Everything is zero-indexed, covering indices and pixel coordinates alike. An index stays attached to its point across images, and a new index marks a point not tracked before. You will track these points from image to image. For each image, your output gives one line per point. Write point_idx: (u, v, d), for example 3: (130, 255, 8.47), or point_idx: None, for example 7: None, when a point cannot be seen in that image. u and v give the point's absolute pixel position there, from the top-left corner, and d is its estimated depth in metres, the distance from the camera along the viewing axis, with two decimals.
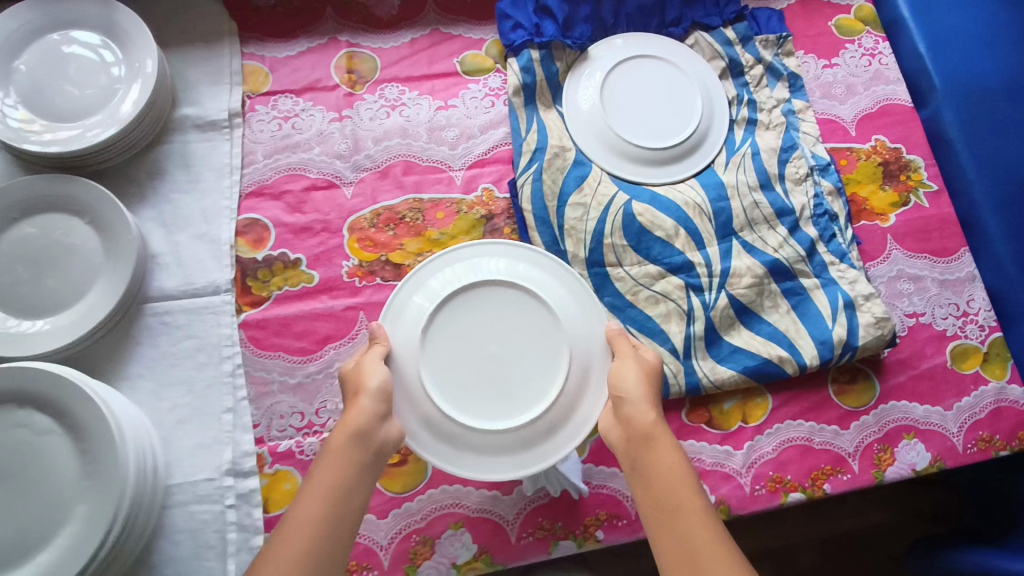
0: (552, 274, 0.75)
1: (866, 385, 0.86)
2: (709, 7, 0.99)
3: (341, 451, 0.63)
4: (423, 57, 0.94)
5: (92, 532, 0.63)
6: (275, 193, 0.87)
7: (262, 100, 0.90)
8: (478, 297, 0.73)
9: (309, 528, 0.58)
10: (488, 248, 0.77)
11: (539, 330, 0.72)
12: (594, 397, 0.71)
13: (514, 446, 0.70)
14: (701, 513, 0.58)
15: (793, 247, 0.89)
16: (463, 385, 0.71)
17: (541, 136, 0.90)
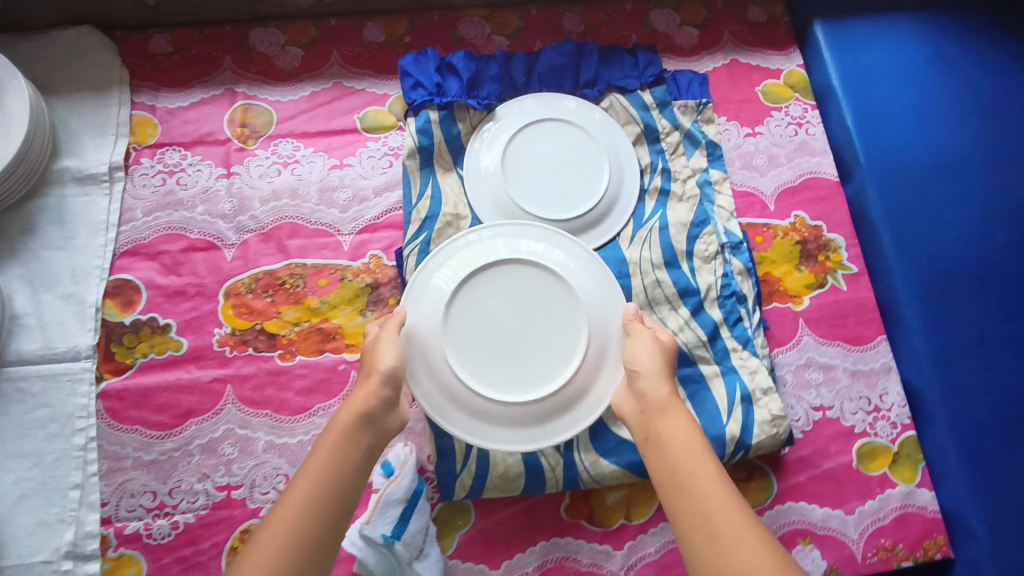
0: (566, 257, 0.79)
1: (763, 484, 0.82)
2: (628, 69, 0.94)
3: (343, 429, 0.63)
4: (321, 112, 0.91)
5: None
6: (151, 253, 0.84)
7: (149, 152, 0.87)
8: (495, 281, 0.77)
9: (304, 505, 0.57)
10: (506, 230, 0.80)
11: (555, 312, 0.76)
12: (608, 373, 0.75)
13: (532, 420, 0.74)
14: (716, 481, 0.58)
15: (693, 330, 0.84)
16: (487, 362, 0.74)
17: (433, 204, 0.85)
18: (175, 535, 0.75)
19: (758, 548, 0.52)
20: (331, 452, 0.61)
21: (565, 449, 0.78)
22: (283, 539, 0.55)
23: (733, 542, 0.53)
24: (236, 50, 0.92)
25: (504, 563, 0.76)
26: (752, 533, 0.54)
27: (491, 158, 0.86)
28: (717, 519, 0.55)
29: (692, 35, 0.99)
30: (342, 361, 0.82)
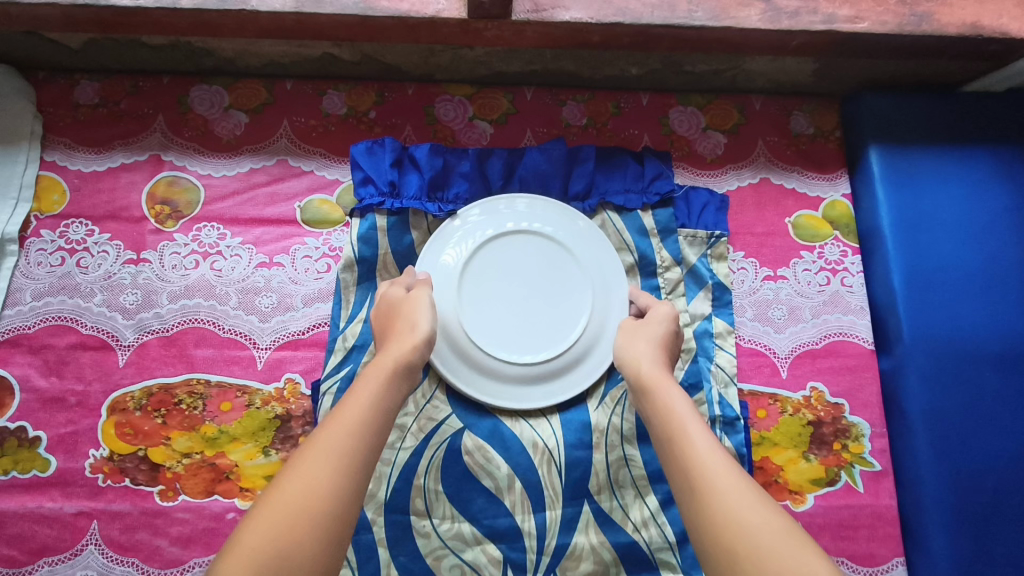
0: (585, 239, 0.75)
1: None
2: (629, 180, 0.79)
3: (372, 374, 0.56)
4: (260, 195, 0.78)
5: None
6: (33, 346, 0.71)
7: (52, 223, 0.75)
8: (507, 248, 0.74)
9: (324, 444, 0.48)
10: (526, 199, 0.76)
11: (564, 273, 0.74)
12: (601, 354, 0.72)
13: (537, 380, 0.71)
14: (707, 436, 0.51)
15: (660, 528, 0.68)
16: (509, 328, 0.72)
17: (366, 329, 0.71)
18: None
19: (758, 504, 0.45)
20: (355, 394, 0.53)
21: None
22: (306, 479, 0.45)
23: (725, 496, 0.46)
24: (172, 109, 0.79)
25: None
26: (751, 489, 0.46)
27: (454, 254, 0.73)
28: (705, 469, 0.48)
29: (717, 142, 0.83)
30: (231, 508, 0.68)
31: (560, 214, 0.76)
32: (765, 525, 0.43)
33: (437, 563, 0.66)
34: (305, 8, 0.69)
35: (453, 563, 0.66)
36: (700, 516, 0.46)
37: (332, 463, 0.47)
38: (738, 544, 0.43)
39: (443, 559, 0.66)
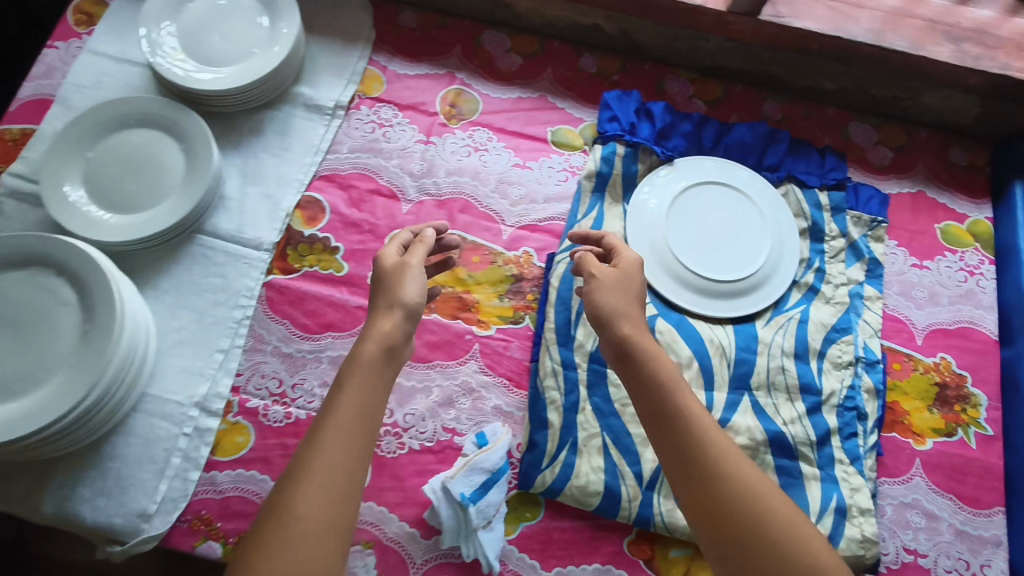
0: (769, 199, 0.93)
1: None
2: (812, 165, 0.97)
3: (365, 355, 0.63)
4: (522, 116, 0.99)
5: (66, 397, 0.70)
6: (343, 184, 0.93)
7: (368, 103, 0.98)
8: (706, 194, 0.92)
9: (329, 440, 0.58)
10: (725, 161, 0.94)
11: (750, 220, 0.92)
12: (773, 286, 0.89)
13: (720, 295, 0.89)
14: (701, 417, 0.62)
15: (804, 427, 0.83)
16: (703, 254, 0.90)
17: (594, 226, 0.91)
18: (286, 424, 0.82)
19: (755, 481, 0.59)
20: (350, 382, 0.61)
21: (646, 487, 0.79)
22: (323, 478, 0.56)
23: (727, 475, 0.59)
24: (468, 42, 1.02)
25: (556, 568, 0.77)
26: (748, 469, 0.59)
27: (665, 190, 0.92)
28: (707, 451, 0.60)
29: (885, 155, 1.01)
30: (470, 331, 0.87)
31: (751, 175, 0.94)
32: (767, 501, 0.58)
33: (623, 409, 0.83)
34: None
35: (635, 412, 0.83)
36: (702, 490, 0.58)
37: (340, 458, 0.57)
38: (747, 516, 0.56)
39: (628, 407, 0.83)
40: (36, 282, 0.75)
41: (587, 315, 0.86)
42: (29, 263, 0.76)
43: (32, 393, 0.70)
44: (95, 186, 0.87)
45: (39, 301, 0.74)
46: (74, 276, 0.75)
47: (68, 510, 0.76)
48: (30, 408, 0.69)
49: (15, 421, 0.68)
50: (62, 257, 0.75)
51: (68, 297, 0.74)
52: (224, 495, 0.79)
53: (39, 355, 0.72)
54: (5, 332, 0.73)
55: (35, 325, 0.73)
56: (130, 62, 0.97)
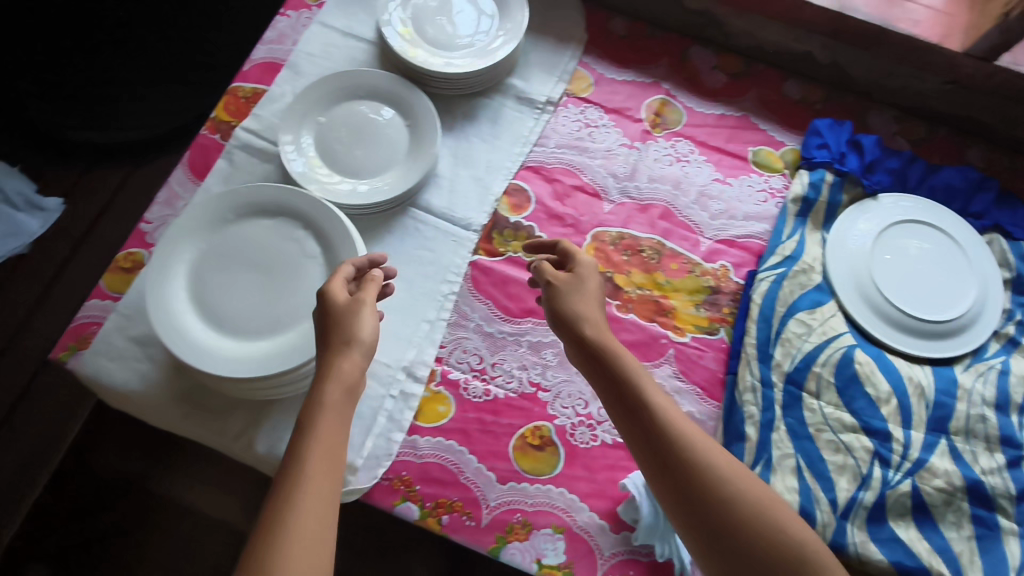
0: (972, 245, 0.92)
1: None
2: (1019, 217, 0.95)
3: (330, 392, 0.63)
4: (725, 132, 0.99)
5: (311, 344, 0.73)
6: (548, 177, 0.96)
7: (576, 102, 1.00)
8: (910, 232, 0.92)
9: (300, 474, 0.57)
10: (929, 203, 0.94)
11: (954, 263, 0.91)
12: (975, 333, 0.88)
13: (922, 335, 0.88)
14: (674, 418, 0.66)
15: (1004, 479, 0.81)
16: (910, 290, 0.88)
17: (798, 248, 0.91)
18: (485, 400, 0.84)
19: (732, 472, 0.63)
20: (321, 417, 0.61)
21: (841, 514, 0.79)
22: (311, 510, 0.55)
23: (707, 474, 0.63)
24: (675, 55, 1.04)
25: None
26: (754, 489, 0.63)
27: (869, 223, 0.92)
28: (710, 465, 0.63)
29: None
30: (666, 335, 0.88)
31: (955, 220, 0.93)
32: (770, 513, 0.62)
33: (817, 434, 0.83)
34: (844, 10, 0.93)
35: (829, 438, 0.83)
36: (689, 493, 0.62)
37: (316, 485, 0.57)
38: (754, 529, 0.60)
39: (822, 433, 0.83)
40: (285, 234, 0.79)
41: (786, 336, 0.86)
42: (279, 215, 0.80)
43: (280, 338, 0.74)
44: (325, 149, 0.91)
45: (288, 252, 0.78)
46: (321, 233, 0.79)
47: (279, 452, 0.80)
48: (278, 351, 0.73)
49: (266, 362, 0.72)
50: (312, 212, 0.79)
51: (313, 251, 0.78)
52: (424, 460, 0.81)
53: (287, 301, 0.76)
54: (256, 277, 0.77)
55: (283, 274, 0.77)
56: (355, 38, 1.01)
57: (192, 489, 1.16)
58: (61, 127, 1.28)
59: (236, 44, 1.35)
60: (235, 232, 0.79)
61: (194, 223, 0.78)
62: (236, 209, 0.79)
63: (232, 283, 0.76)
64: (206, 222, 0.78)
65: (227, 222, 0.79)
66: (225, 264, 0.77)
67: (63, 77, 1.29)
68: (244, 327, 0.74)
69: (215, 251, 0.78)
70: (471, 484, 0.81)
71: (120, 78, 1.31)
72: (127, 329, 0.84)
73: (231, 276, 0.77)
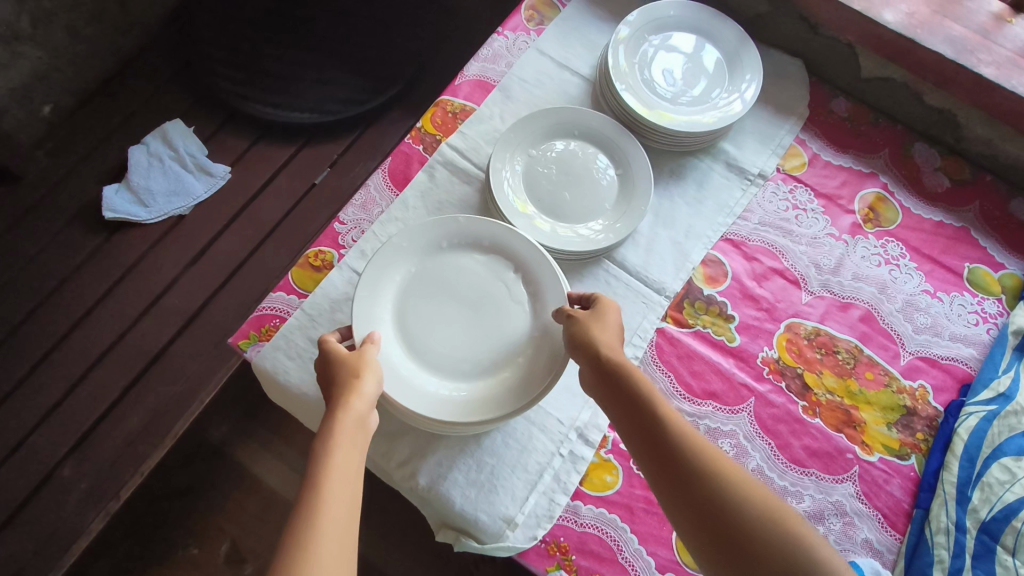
0: None
1: None
2: None
3: (342, 422, 0.58)
4: (941, 242, 0.93)
5: (515, 396, 0.71)
6: (747, 254, 0.92)
7: (786, 179, 0.96)
8: None
9: (311, 506, 0.51)
10: None
11: None
12: None
13: None
14: (688, 437, 0.62)
15: None
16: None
17: (1016, 385, 0.83)
18: None
19: (739, 477, 0.59)
20: (333, 448, 0.56)
21: None
22: (331, 516, 0.51)
23: (724, 491, 0.58)
24: (897, 148, 0.99)
25: None
26: (760, 489, 0.59)
27: None
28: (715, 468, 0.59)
29: None
30: (853, 451, 0.82)
31: None
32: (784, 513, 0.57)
33: None
34: None
35: None
36: (701, 513, 0.58)
37: (330, 509, 0.52)
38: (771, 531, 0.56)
39: None
40: (496, 274, 0.78)
41: (987, 480, 0.79)
42: (493, 252, 0.79)
43: (476, 383, 0.73)
44: (532, 184, 0.89)
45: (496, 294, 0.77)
46: (532, 281, 0.77)
47: (439, 490, 0.76)
48: (475, 398, 0.72)
49: (462, 407, 0.71)
50: (526, 256, 0.77)
51: (522, 296, 0.77)
52: (584, 530, 0.77)
53: (490, 345, 0.74)
54: (461, 313, 0.76)
55: (487, 314, 0.76)
56: (570, 71, 1.00)
57: (265, 465, 1.22)
58: (238, 98, 1.30)
59: (423, 54, 1.41)
60: (447, 262, 0.78)
61: (410, 244, 0.77)
62: (451, 238, 0.79)
63: (437, 314, 0.75)
64: (421, 246, 0.78)
65: (439, 249, 0.78)
66: (433, 292, 0.76)
67: (251, 51, 1.33)
68: (442, 363, 0.73)
69: (424, 276, 0.77)
70: (628, 566, 0.76)
71: (303, 62, 1.33)
72: (309, 331, 0.82)
73: (436, 307, 0.76)
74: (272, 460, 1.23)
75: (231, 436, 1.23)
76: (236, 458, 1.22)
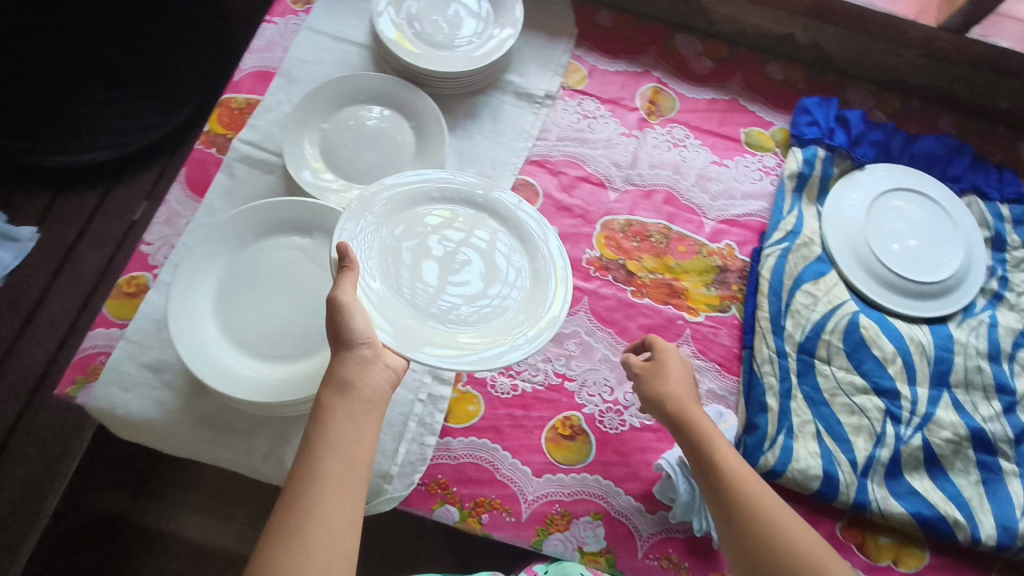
0: (961, 208, 0.98)
1: (912, 554, 0.82)
2: (992, 179, 1.01)
3: (341, 369, 0.64)
4: (716, 117, 1.04)
5: None
6: (553, 170, 0.97)
7: (572, 94, 1.02)
8: (901, 199, 0.97)
9: (315, 445, 0.59)
10: (918, 175, 0.99)
11: (943, 226, 0.96)
12: (965, 291, 0.94)
13: (922, 295, 0.92)
14: (730, 465, 0.69)
15: (1002, 425, 0.87)
16: (899, 253, 0.94)
17: (798, 222, 0.95)
18: (513, 395, 0.84)
19: (775, 504, 0.66)
20: (336, 398, 0.62)
21: (862, 474, 0.83)
22: (332, 451, 0.59)
23: (760, 513, 0.65)
24: (661, 44, 1.08)
25: None
26: (789, 515, 0.66)
27: (860, 195, 0.97)
28: (753, 494, 0.67)
29: None
30: (682, 317, 0.91)
31: (939, 186, 0.99)
32: (804, 534, 0.64)
33: (832, 398, 0.87)
34: None
35: (844, 401, 0.87)
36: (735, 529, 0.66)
37: (333, 446, 0.59)
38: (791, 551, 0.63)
39: (837, 397, 0.87)
40: (489, 225, 0.82)
41: (795, 307, 0.90)
42: (317, 235, 0.79)
43: (300, 363, 0.71)
44: (330, 155, 0.89)
45: (319, 270, 0.77)
46: None
47: None
48: (298, 375, 0.70)
49: (287, 385, 0.70)
50: None
51: None
52: (459, 461, 0.80)
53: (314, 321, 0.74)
54: (453, 264, 0.79)
55: (482, 262, 0.79)
56: (347, 41, 1.01)
57: (182, 520, 1.12)
58: (23, 152, 1.22)
59: (213, 64, 1.37)
60: (261, 253, 0.77)
61: (396, 191, 0.79)
62: (442, 189, 0.81)
63: (429, 265, 0.78)
64: (409, 198, 0.80)
65: (429, 199, 0.81)
66: (252, 286, 0.75)
67: (22, 101, 1.24)
68: (435, 308, 0.75)
69: (414, 228, 0.79)
70: (508, 480, 0.80)
71: (90, 102, 1.27)
72: (139, 356, 0.79)
73: (423, 259, 0.78)
74: (186, 512, 1.12)
75: (134, 502, 1.12)
76: (146, 523, 1.10)
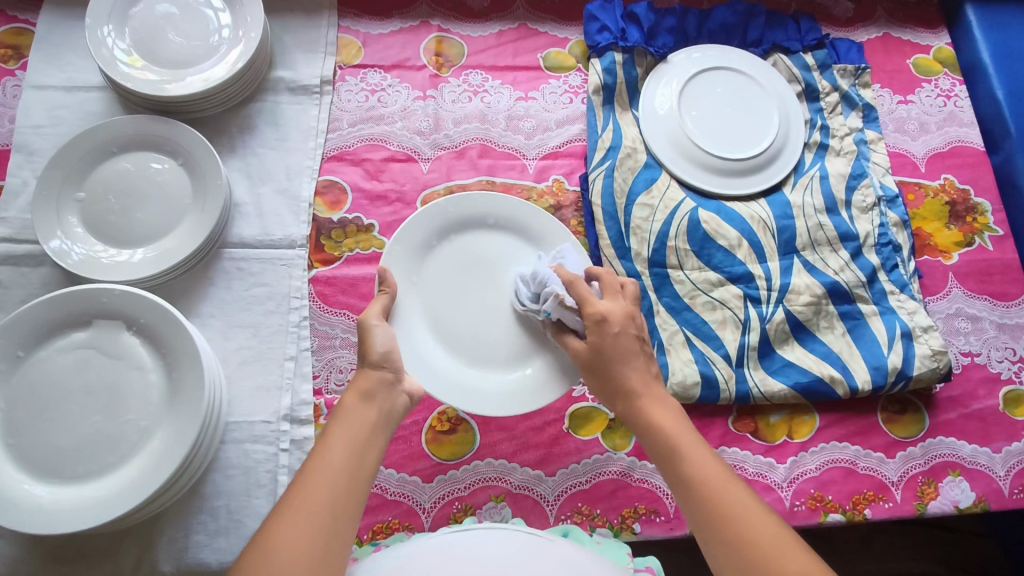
0: (769, 72, 0.97)
1: (804, 420, 0.84)
2: (791, 32, 1.00)
3: (358, 379, 0.63)
4: (509, 49, 0.98)
5: (172, 453, 0.66)
6: (355, 160, 0.90)
7: (352, 71, 0.94)
8: (709, 81, 0.95)
9: (318, 453, 0.56)
10: (720, 51, 0.97)
11: (755, 95, 0.95)
12: (791, 152, 0.94)
13: (751, 170, 0.92)
14: (694, 462, 0.59)
15: (854, 271, 0.89)
16: (720, 136, 0.92)
17: (616, 135, 0.92)
18: None
19: (725, 487, 0.57)
20: (343, 412, 0.60)
21: (737, 364, 0.84)
22: (336, 455, 0.56)
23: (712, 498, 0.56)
24: None
25: None
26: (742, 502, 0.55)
27: (668, 89, 0.94)
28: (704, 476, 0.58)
29: (847, 7, 1.07)
30: None
31: (743, 56, 0.97)
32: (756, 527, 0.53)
33: (693, 301, 0.86)
34: None
35: (705, 300, 0.86)
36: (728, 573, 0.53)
37: (337, 451, 0.56)
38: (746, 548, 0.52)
39: (697, 298, 0.87)
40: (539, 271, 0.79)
41: (635, 224, 0.88)
42: (102, 318, 0.70)
43: (113, 476, 0.66)
44: (96, 224, 0.79)
45: (116, 363, 0.69)
46: (150, 336, 0.70)
47: (189, 562, 0.71)
48: (109, 494, 0.64)
49: (100, 505, 0.64)
50: (130, 306, 0.69)
51: (143, 359, 0.69)
52: None
53: (118, 422, 0.67)
54: (497, 297, 0.78)
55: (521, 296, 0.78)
56: (81, 88, 0.88)
57: None
58: None
59: None
60: (40, 366, 0.68)
61: (453, 213, 0.79)
62: (497, 216, 0.80)
63: (475, 298, 0.78)
64: (467, 219, 0.80)
65: (484, 225, 0.80)
66: (40, 405, 0.67)
67: None
68: (461, 345, 0.76)
69: (464, 252, 0.79)
70: (399, 497, 0.77)
71: None
72: None
73: (468, 288, 0.78)
74: None
75: None
76: None
